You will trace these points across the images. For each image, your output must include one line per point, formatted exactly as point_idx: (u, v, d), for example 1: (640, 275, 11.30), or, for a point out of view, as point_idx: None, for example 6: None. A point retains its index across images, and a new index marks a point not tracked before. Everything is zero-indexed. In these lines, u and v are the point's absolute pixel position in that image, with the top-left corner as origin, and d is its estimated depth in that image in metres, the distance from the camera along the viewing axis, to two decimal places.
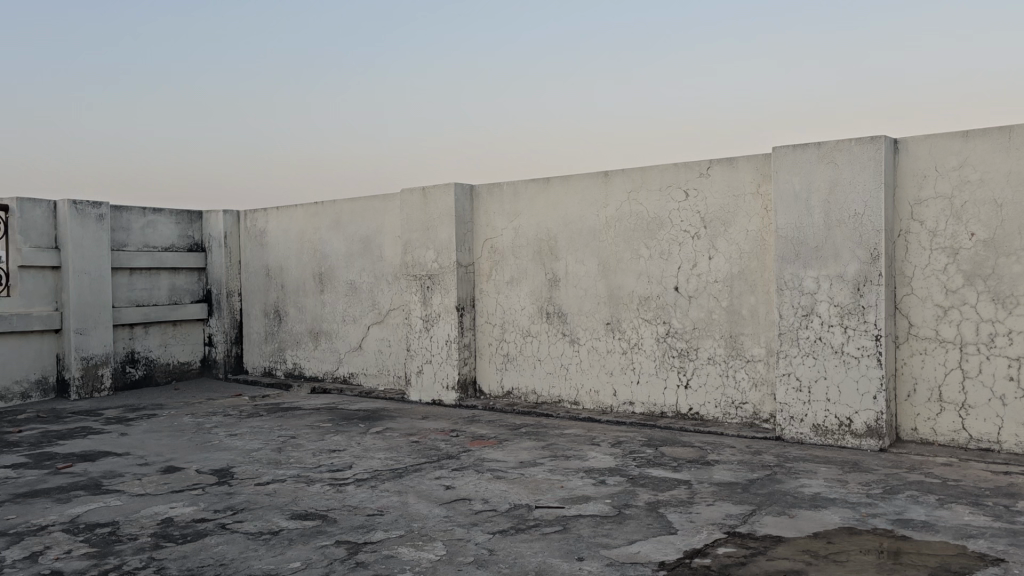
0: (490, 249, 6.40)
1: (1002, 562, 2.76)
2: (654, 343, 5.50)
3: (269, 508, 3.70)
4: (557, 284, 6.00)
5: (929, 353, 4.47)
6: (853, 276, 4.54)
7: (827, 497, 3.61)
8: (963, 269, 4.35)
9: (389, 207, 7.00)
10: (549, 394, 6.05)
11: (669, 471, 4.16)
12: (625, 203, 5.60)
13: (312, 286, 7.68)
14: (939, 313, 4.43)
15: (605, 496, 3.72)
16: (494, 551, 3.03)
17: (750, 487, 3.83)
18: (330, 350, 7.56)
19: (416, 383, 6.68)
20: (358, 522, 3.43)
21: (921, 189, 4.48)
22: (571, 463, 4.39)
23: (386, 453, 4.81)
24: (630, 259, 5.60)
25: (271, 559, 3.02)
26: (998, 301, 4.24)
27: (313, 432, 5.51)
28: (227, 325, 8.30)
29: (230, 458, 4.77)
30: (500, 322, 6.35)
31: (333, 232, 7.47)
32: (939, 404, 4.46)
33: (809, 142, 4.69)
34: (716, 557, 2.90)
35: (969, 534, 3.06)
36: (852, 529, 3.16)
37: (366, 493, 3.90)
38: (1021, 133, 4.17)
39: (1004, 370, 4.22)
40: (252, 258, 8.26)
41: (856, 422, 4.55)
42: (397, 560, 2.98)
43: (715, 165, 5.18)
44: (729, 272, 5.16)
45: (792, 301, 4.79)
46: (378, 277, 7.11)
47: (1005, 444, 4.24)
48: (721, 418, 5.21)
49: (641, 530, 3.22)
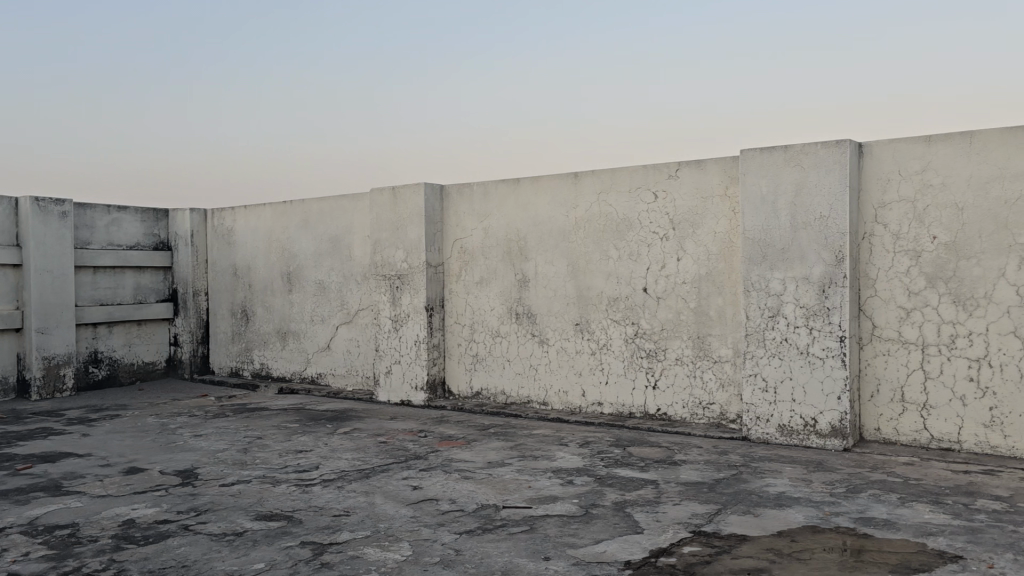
0: (460, 249, 6.38)
1: (960, 560, 2.81)
2: (622, 344, 5.52)
3: (233, 509, 3.66)
4: (527, 285, 6.00)
5: (892, 354, 4.54)
6: (818, 278, 4.60)
7: (791, 496, 3.65)
8: (925, 271, 4.42)
9: (358, 207, 6.96)
10: (518, 394, 6.05)
11: (636, 471, 4.18)
12: (595, 203, 5.62)
13: (280, 286, 7.62)
14: (902, 314, 4.50)
15: (572, 496, 3.72)
16: (460, 551, 3.02)
17: (716, 486, 3.86)
18: (298, 350, 7.50)
19: (384, 383, 6.64)
20: (324, 523, 3.40)
21: (885, 193, 4.54)
22: (539, 463, 4.40)
23: (353, 453, 4.78)
24: (599, 260, 5.62)
25: (234, 560, 2.98)
26: (959, 303, 4.31)
27: (279, 433, 5.45)
28: (194, 325, 8.21)
29: (194, 459, 4.71)
30: (469, 323, 6.33)
31: (302, 232, 7.41)
32: (901, 405, 4.52)
33: (775, 146, 4.74)
34: (682, 556, 2.91)
35: (929, 532, 3.11)
36: (815, 528, 3.20)
37: (332, 494, 3.87)
38: (981, 138, 4.25)
39: (965, 371, 4.29)
40: (219, 257, 8.17)
41: (821, 422, 4.60)
42: (362, 561, 2.96)
43: (684, 167, 5.22)
44: (697, 274, 5.19)
45: (757, 302, 4.83)
46: (347, 277, 7.07)
47: (965, 444, 4.32)
48: (688, 418, 5.25)
49: (607, 530, 3.23)
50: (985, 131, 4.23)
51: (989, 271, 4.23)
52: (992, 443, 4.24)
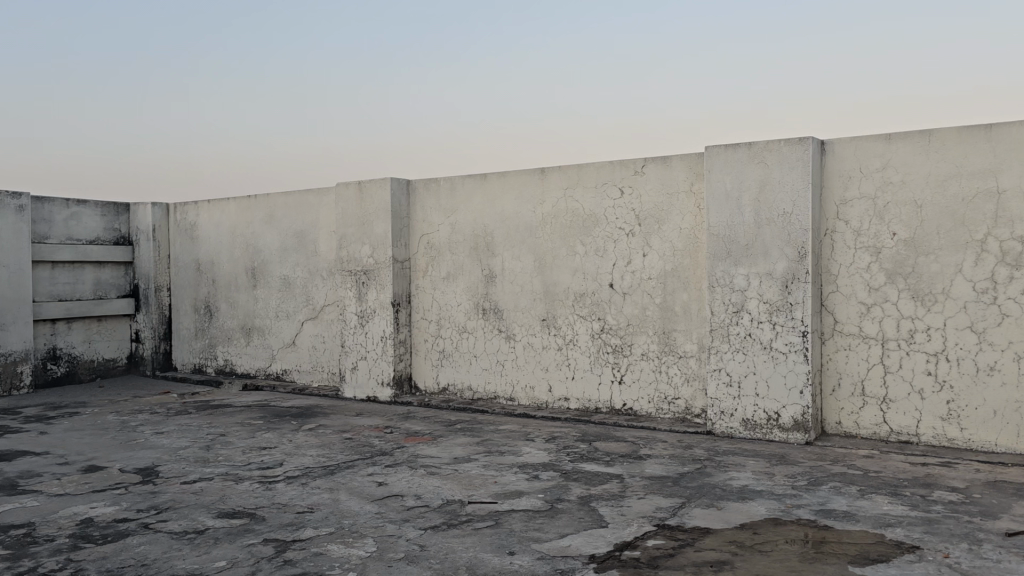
0: (426, 245, 6.36)
1: (917, 550, 2.86)
2: (588, 339, 5.54)
3: (194, 506, 3.61)
4: (493, 280, 6.00)
5: (853, 349, 4.60)
6: (781, 273, 4.65)
7: (754, 489, 3.69)
8: (885, 267, 4.49)
9: (323, 202, 6.90)
10: (485, 390, 6.04)
11: (601, 466, 4.19)
12: (561, 199, 5.63)
13: (244, 281, 7.53)
14: (863, 310, 4.56)
15: (538, 491, 3.73)
16: (425, 547, 3.01)
17: (680, 480, 3.89)
18: (262, 347, 7.42)
19: (350, 379, 6.60)
20: (287, 520, 3.37)
21: (846, 189, 4.61)
22: (504, 459, 4.40)
23: (318, 450, 4.74)
24: (566, 256, 5.63)
25: (195, 558, 2.94)
26: (918, 299, 4.39)
27: (243, 430, 5.40)
28: (156, 321, 8.09)
29: (155, 457, 4.64)
30: (436, 319, 6.31)
31: (266, 227, 7.33)
32: (861, 398, 4.59)
33: (739, 142, 4.78)
34: (646, 550, 2.93)
35: (888, 523, 3.16)
36: (777, 521, 3.23)
37: (296, 491, 3.84)
38: (939, 136, 4.32)
39: (923, 365, 4.37)
40: (182, 252, 8.06)
41: (784, 416, 4.66)
42: (326, 557, 2.93)
43: (649, 164, 5.25)
44: (662, 269, 5.23)
45: (722, 297, 4.87)
46: (313, 272, 7.01)
47: (923, 437, 4.39)
48: (654, 413, 5.28)
49: (572, 524, 3.24)
50: (944, 130, 4.31)
51: (946, 267, 4.31)
52: (949, 436, 4.32)
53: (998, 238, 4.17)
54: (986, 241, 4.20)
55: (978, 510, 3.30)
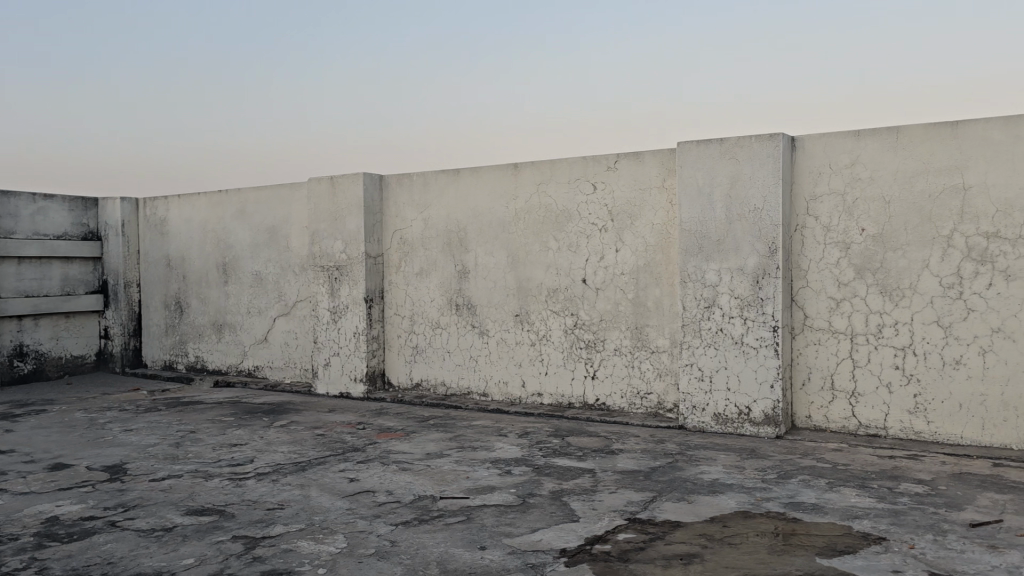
0: (399, 241, 6.33)
1: (883, 541, 2.90)
2: (562, 335, 5.55)
3: (163, 504, 3.57)
4: (466, 276, 5.98)
5: (823, 344, 4.65)
6: (752, 269, 4.69)
7: (725, 482, 3.72)
8: (854, 262, 4.54)
9: (295, 197, 6.85)
10: (458, 385, 6.03)
11: (574, 461, 4.20)
12: (535, 195, 5.63)
13: (215, 277, 7.46)
14: (832, 304, 4.61)
15: (510, 486, 3.73)
16: (396, 543, 3.00)
17: (652, 474, 3.91)
18: (234, 343, 7.35)
19: (323, 375, 6.56)
20: (257, 517, 3.34)
21: (816, 185, 4.65)
22: (477, 454, 4.40)
23: (290, 446, 4.71)
24: (539, 251, 5.63)
25: (163, 556, 2.91)
26: (886, 294, 4.44)
27: (213, 427, 5.34)
28: (125, 317, 7.99)
29: (123, 454, 4.59)
30: (409, 314, 6.29)
31: (238, 223, 7.26)
32: (831, 392, 4.64)
33: (711, 138, 4.81)
34: (616, 543, 2.94)
35: (855, 515, 3.20)
36: (746, 514, 3.26)
37: (266, 487, 3.81)
38: (907, 133, 4.37)
39: (891, 359, 4.43)
40: (152, 248, 7.97)
41: (754, 410, 4.70)
42: (295, 554, 2.91)
43: (622, 160, 5.27)
44: (635, 265, 5.25)
45: (694, 292, 4.90)
46: (285, 268, 6.95)
47: (891, 430, 4.45)
48: (626, 408, 5.30)
49: (543, 518, 3.24)
50: (911, 127, 4.36)
51: (914, 262, 4.36)
52: (916, 429, 4.38)
53: (964, 234, 4.23)
54: (952, 236, 4.26)
55: (943, 502, 3.35)
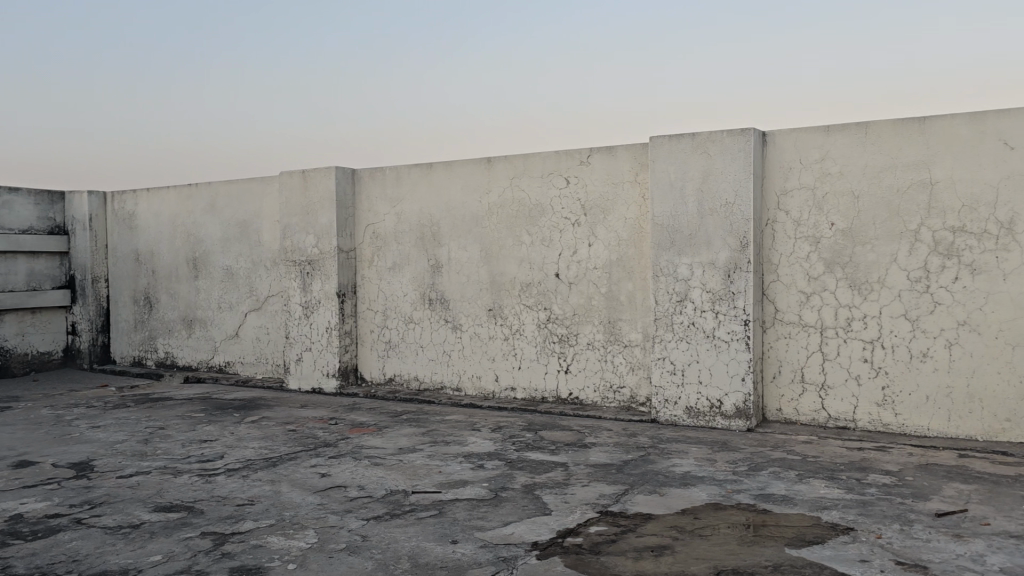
0: (372, 235, 6.30)
1: (851, 531, 2.93)
2: (535, 329, 5.54)
3: (130, 501, 3.52)
4: (439, 270, 5.96)
5: (793, 337, 4.69)
6: (723, 263, 4.71)
7: (696, 475, 3.74)
8: (824, 257, 4.58)
9: (266, 191, 6.78)
10: (431, 380, 6.02)
11: (546, 454, 4.20)
12: (508, 189, 5.62)
13: (185, 272, 7.37)
14: (803, 298, 4.65)
15: (482, 480, 3.73)
16: (367, 537, 2.98)
17: (624, 468, 3.92)
18: (204, 339, 7.27)
19: (295, 371, 6.51)
20: (226, 513, 3.31)
21: (787, 180, 4.68)
22: (450, 448, 4.38)
23: (260, 442, 4.67)
24: (512, 246, 5.63)
25: (130, 553, 2.87)
26: (855, 287, 4.49)
27: (183, 423, 5.28)
28: (93, 312, 7.87)
29: (90, 451, 4.52)
30: (382, 309, 6.26)
31: (208, 217, 7.18)
32: (801, 385, 4.68)
33: (683, 133, 4.83)
34: (588, 536, 2.95)
35: (824, 506, 3.23)
36: (717, 505, 3.28)
37: (236, 483, 3.77)
38: (876, 128, 4.41)
39: (860, 353, 4.48)
40: (120, 242, 7.86)
41: (726, 403, 4.73)
42: (265, 550, 2.89)
43: (595, 154, 5.27)
44: (608, 259, 5.26)
45: (666, 286, 4.92)
46: (256, 262, 6.89)
47: (860, 422, 4.50)
48: (599, 402, 5.32)
49: (516, 512, 3.24)
50: (880, 123, 4.40)
51: (882, 256, 4.41)
52: (884, 421, 4.43)
53: (931, 228, 4.28)
54: (920, 231, 4.31)
55: (909, 492, 3.40)
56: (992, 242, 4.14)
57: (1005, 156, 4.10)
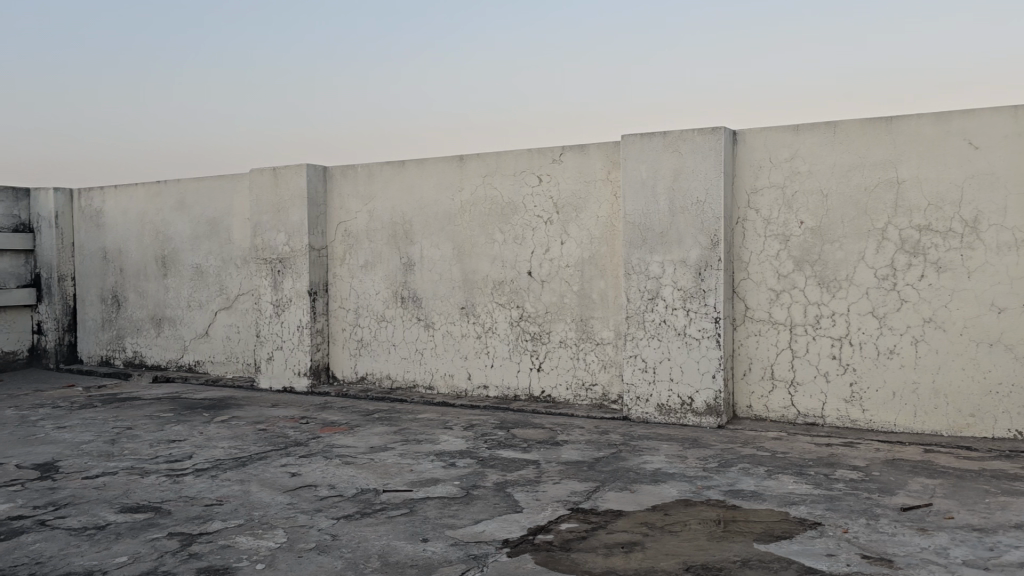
0: (343, 233, 6.26)
1: (819, 526, 2.96)
2: (507, 327, 5.54)
3: (96, 502, 3.47)
4: (412, 268, 5.94)
5: (763, 334, 4.73)
6: (694, 261, 4.74)
7: (667, 472, 3.76)
8: (793, 255, 4.62)
9: (236, 189, 6.72)
10: (404, 379, 5.99)
11: (518, 452, 4.21)
12: (480, 186, 5.62)
13: (154, 270, 7.28)
14: (772, 296, 4.69)
15: (454, 478, 3.72)
16: (337, 536, 2.96)
17: (595, 465, 3.93)
18: (174, 338, 7.19)
19: (266, 370, 6.46)
20: (194, 514, 3.27)
21: (756, 178, 4.72)
22: (422, 447, 4.37)
23: (230, 442, 4.62)
24: (484, 244, 5.62)
25: (95, 554, 2.83)
26: (824, 285, 4.53)
27: (151, 423, 5.22)
28: (59, 311, 7.76)
29: (56, 451, 4.45)
30: (354, 307, 6.22)
31: (177, 214, 7.10)
32: (771, 382, 4.73)
33: (654, 132, 4.85)
34: (559, 533, 2.95)
35: (792, 502, 3.26)
36: (687, 502, 3.30)
37: (205, 483, 3.73)
38: (845, 127, 4.46)
39: (828, 349, 4.53)
40: (87, 240, 7.75)
41: (697, 400, 4.76)
42: (233, 550, 2.86)
43: (567, 152, 5.28)
44: (580, 257, 5.27)
45: (638, 284, 4.94)
46: (226, 261, 6.82)
47: (828, 418, 4.55)
48: (571, 400, 5.33)
49: (487, 510, 3.24)
50: (848, 122, 4.45)
51: (850, 254, 4.46)
52: (852, 417, 4.49)
53: (897, 227, 4.34)
54: (886, 229, 4.37)
55: (875, 487, 3.44)
56: (957, 240, 4.20)
57: (969, 155, 4.16)
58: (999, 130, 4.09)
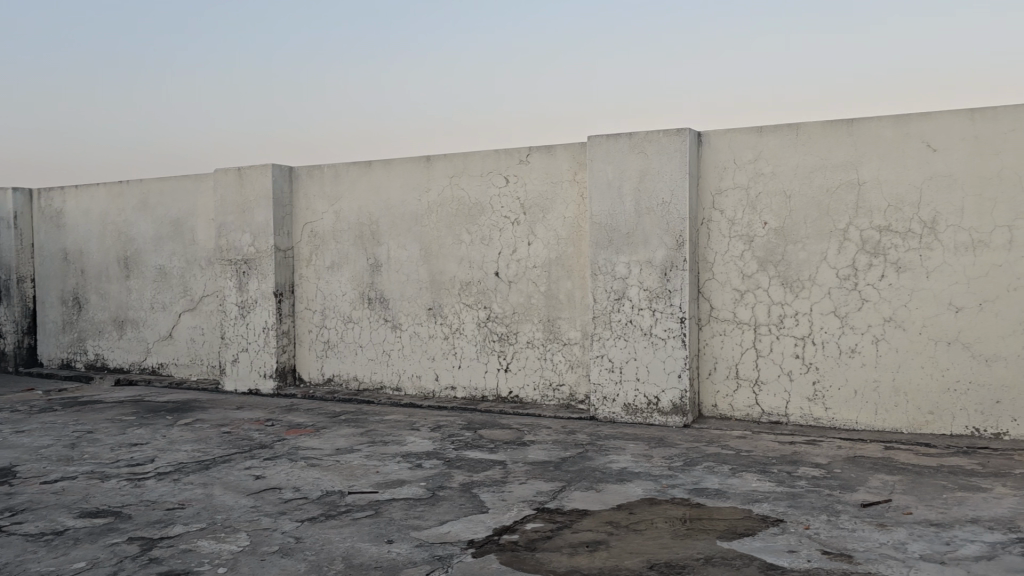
0: (310, 234, 6.21)
1: (781, 523, 2.99)
2: (474, 328, 5.54)
3: (54, 507, 3.41)
4: (379, 268, 5.91)
5: (728, 334, 4.78)
6: (660, 261, 4.77)
7: (632, 471, 3.78)
8: (757, 255, 4.67)
9: (200, 189, 6.64)
10: (371, 380, 5.96)
11: (485, 453, 4.20)
12: (447, 187, 5.61)
13: (116, 271, 7.18)
14: (737, 296, 4.74)
15: (420, 479, 3.71)
16: (301, 539, 2.94)
17: (561, 465, 3.94)
18: (137, 340, 7.08)
19: (231, 372, 6.40)
20: (155, 518, 3.23)
21: (721, 179, 4.76)
22: (388, 448, 4.35)
23: (193, 445, 4.57)
24: (451, 245, 5.61)
25: (52, 560, 2.78)
26: (787, 285, 4.59)
27: (112, 426, 5.14)
28: (18, 314, 7.62)
29: (13, 456, 4.36)
30: (320, 309, 6.18)
31: (140, 215, 7.00)
32: (735, 381, 4.77)
33: (620, 133, 4.88)
34: (525, 533, 2.96)
35: (755, 499, 3.30)
36: (652, 500, 3.32)
37: (167, 487, 3.68)
38: (807, 129, 4.52)
39: (792, 349, 4.58)
40: (47, 241, 7.62)
41: (663, 400, 4.79)
42: (195, 554, 2.82)
43: (534, 153, 5.29)
44: (547, 258, 5.28)
45: (605, 285, 4.96)
46: (190, 262, 6.74)
47: (792, 417, 4.60)
48: (539, 400, 5.34)
49: (452, 511, 3.23)
50: (810, 124, 4.51)
51: (813, 254, 4.52)
52: (815, 416, 4.54)
53: (859, 228, 4.41)
54: (848, 230, 4.43)
55: (837, 484, 3.49)
56: (916, 240, 4.28)
57: (928, 157, 4.24)
58: (956, 133, 4.17)
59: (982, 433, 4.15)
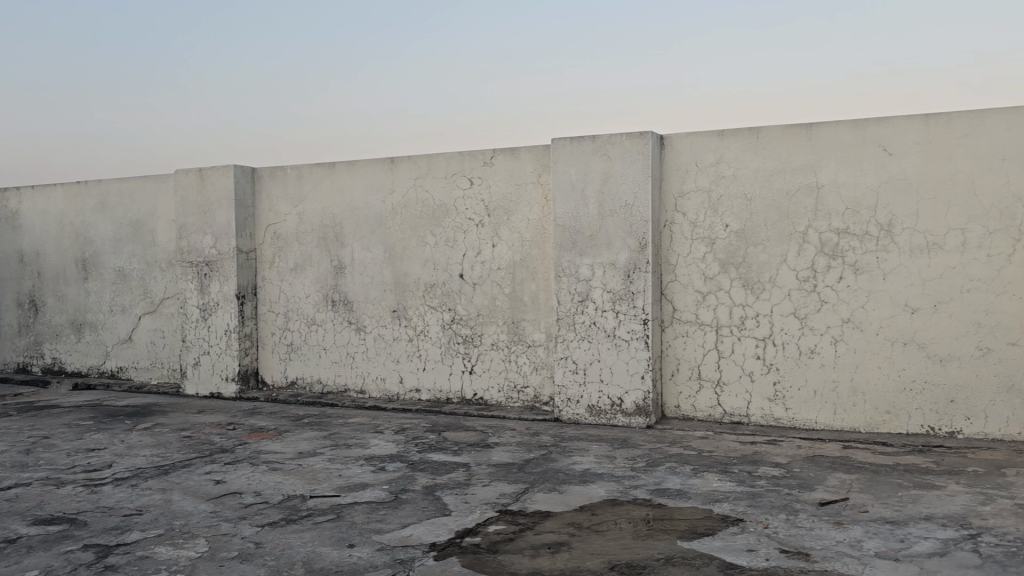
0: (272, 235, 6.15)
1: (740, 522, 3.02)
2: (439, 330, 5.53)
3: (7, 514, 3.34)
4: (342, 270, 5.88)
5: (690, 336, 4.82)
6: (623, 263, 4.80)
7: (596, 472, 3.80)
8: (719, 257, 4.72)
9: (160, 190, 6.55)
10: (335, 383, 5.92)
11: (449, 455, 4.20)
12: (411, 189, 5.59)
13: (74, 274, 7.05)
14: (699, 298, 4.79)
15: (383, 482, 3.69)
16: (260, 544, 2.91)
17: (525, 466, 3.95)
18: (95, 343, 6.96)
19: (192, 375, 6.31)
20: (112, 524, 3.17)
21: (683, 182, 4.81)
22: (351, 452, 4.33)
23: (152, 450, 4.50)
24: (416, 246, 5.60)
25: (3, 569, 2.72)
26: (748, 287, 4.64)
27: (69, 432, 5.04)
28: None
29: None
30: (283, 311, 6.12)
31: (99, 216, 6.88)
32: (698, 382, 4.82)
33: (583, 136, 4.90)
34: (487, 535, 2.95)
35: (716, 499, 3.33)
36: (614, 501, 3.34)
37: (124, 493, 3.62)
38: (767, 132, 4.58)
39: (753, 350, 4.64)
40: (2, 243, 7.46)
41: (626, 401, 4.82)
42: (152, 560, 2.78)
43: (498, 155, 5.29)
44: (511, 260, 5.29)
45: (569, 286, 4.97)
46: (151, 264, 6.64)
47: (753, 417, 4.66)
48: (504, 402, 5.34)
49: (415, 514, 3.22)
50: (770, 128, 4.57)
51: (773, 256, 4.58)
52: (776, 416, 4.60)
53: (817, 231, 4.47)
54: (807, 232, 4.50)
55: (796, 483, 3.53)
56: (872, 243, 4.35)
57: (883, 161, 4.32)
58: (911, 137, 4.26)
59: (937, 432, 4.24)
